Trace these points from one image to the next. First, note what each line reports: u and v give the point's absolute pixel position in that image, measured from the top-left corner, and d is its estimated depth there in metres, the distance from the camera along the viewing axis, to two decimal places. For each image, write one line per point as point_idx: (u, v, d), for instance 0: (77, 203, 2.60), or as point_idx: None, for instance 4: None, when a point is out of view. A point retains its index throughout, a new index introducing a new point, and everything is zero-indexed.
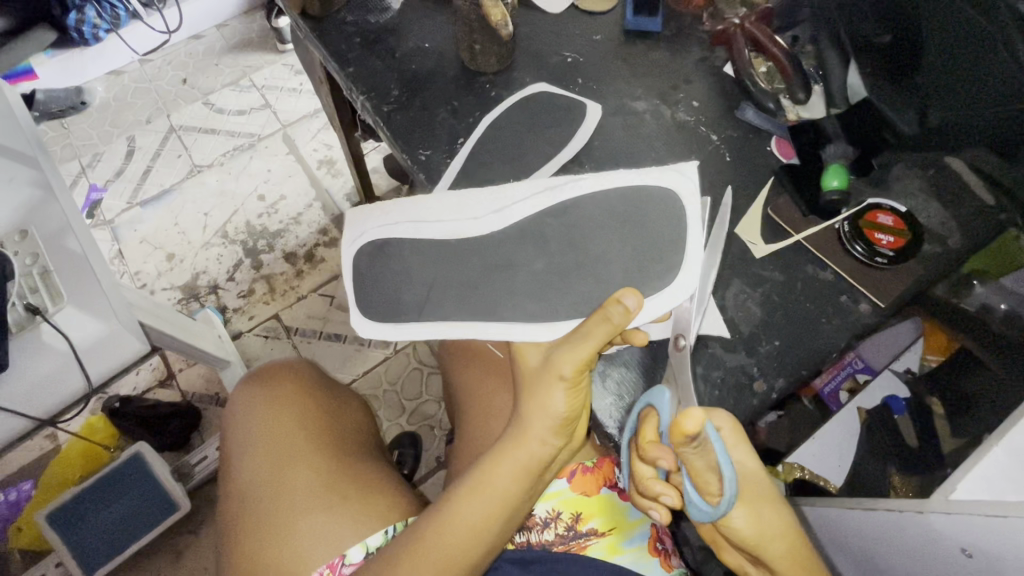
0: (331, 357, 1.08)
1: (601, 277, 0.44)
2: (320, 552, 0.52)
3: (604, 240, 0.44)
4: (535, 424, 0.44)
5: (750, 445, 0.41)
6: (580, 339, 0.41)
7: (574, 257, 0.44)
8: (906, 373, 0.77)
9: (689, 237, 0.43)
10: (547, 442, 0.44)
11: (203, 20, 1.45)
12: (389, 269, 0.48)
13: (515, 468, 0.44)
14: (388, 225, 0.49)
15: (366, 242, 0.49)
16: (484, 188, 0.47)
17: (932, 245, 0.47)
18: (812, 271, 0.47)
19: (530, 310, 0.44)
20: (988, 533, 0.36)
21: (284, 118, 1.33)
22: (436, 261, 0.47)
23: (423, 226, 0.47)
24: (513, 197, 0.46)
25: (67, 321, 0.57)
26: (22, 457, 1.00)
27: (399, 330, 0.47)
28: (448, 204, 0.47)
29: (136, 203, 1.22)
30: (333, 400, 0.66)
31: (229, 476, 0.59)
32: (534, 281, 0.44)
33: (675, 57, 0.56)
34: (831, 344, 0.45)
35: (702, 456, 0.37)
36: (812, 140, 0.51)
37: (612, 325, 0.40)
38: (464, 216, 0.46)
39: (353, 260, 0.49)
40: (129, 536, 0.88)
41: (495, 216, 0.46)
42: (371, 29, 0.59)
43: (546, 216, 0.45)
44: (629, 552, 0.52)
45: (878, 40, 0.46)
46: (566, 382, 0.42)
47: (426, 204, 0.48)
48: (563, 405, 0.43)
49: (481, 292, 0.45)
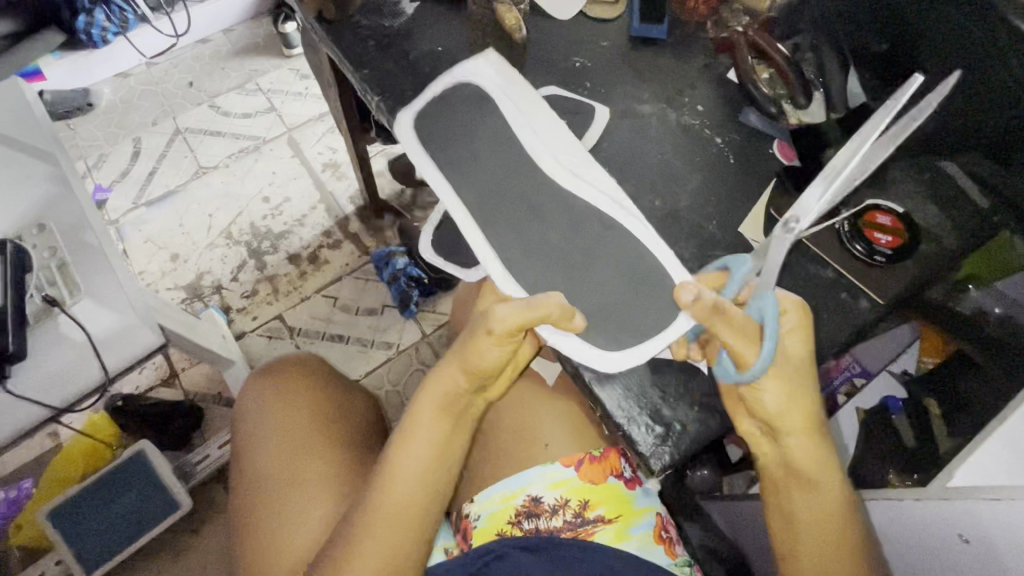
0: (335, 357, 1.09)
1: (607, 288, 0.47)
2: (331, 536, 0.54)
3: (625, 253, 0.48)
4: (453, 369, 0.48)
5: (807, 334, 0.43)
6: (525, 305, 0.44)
7: (576, 258, 0.48)
8: (903, 374, 0.77)
9: (679, 280, 0.47)
10: (459, 385, 0.49)
11: (210, 25, 1.47)
12: (462, 120, 0.54)
13: (436, 412, 0.49)
14: (501, 100, 0.55)
15: (476, 85, 0.55)
16: (582, 153, 0.52)
17: (929, 245, 0.49)
18: (813, 269, 0.49)
19: (505, 256, 0.49)
20: (988, 518, 0.37)
21: (290, 121, 1.34)
22: (472, 174, 0.52)
23: (523, 130, 0.53)
24: (588, 179, 0.51)
25: (85, 314, 0.57)
26: (25, 454, 1.00)
27: (429, 151, 0.53)
28: (551, 137, 0.53)
29: (141, 203, 1.23)
30: (340, 391, 0.67)
31: (239, 468, 0.60)
32: (532, 241, 0.50)
33: (680, 63, 0.58)
34: (832, 339, 0.46)
35: (737, 328, 0.42)
36: (813, 143, 0.52)
37: (555, 307, 0.44)
38: (550, 153, 0.52)
39: (447, 87, 0.56)
40: (132, 534, 0.88)
41: (569, 177, 0.51)
42: (384, 32, 0.61)
43: (592, 214, 0.50)
44: (636, 538, 0.53)
45: (877, 48, 0.52)
46: (491, 335, 0.45)
47: (545, 119, 0.54)
48: (489, 357, 0.46)
49: (492, 199, 0.51)
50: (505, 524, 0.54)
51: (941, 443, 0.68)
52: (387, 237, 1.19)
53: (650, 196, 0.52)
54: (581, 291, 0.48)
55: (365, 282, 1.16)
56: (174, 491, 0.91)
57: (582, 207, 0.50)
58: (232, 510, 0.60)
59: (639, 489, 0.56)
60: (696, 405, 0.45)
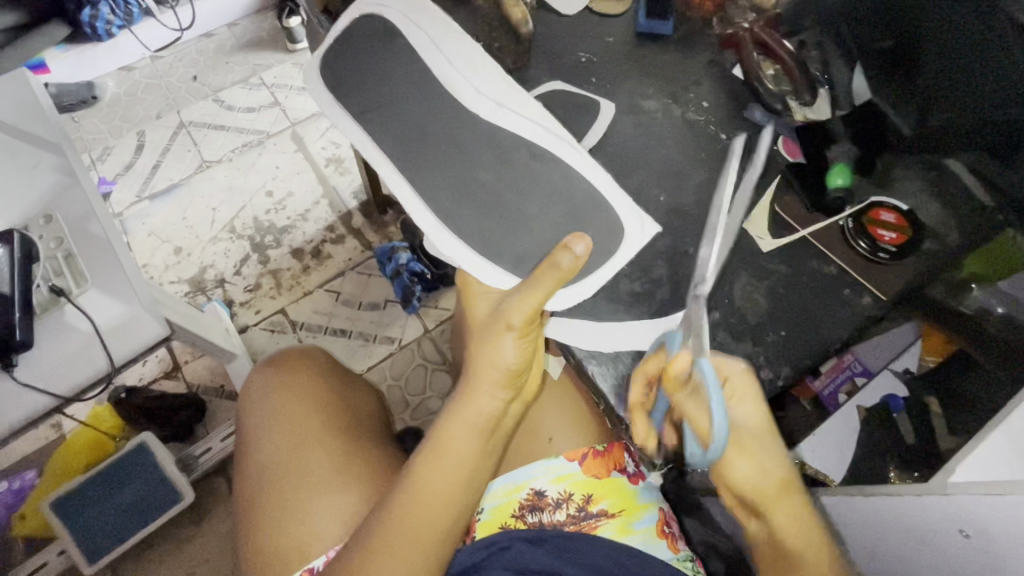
0: (338, 351, 1.09)
1: (546, 218, 0.47)
2: (336, 532, 0.54)
3: (548, 194, 0.47)
4: (484, 375, 0.46)
5: (757, 403, 0.43)
6: (531, 285, 0.42)
7: (510, 195, 0.47)
8: (905, 373, 0.77)
9: (624, 222, 0.48)
10: (497, 397, 0.47)
11: (215, 19, 1.47)
12: (374, 55, 0.53)
13: (464, 425, 0.47)
14: (410, 30, 0.54)
15: (380, 19, 0.54)
16: (504, 77, 0.52)
17: (932, 242, 0.49)
18: (816, 265, 0.49)
19: (442, 207, 0.48)
20: (987, 513, 0.37)
21: (293, 116, 1.34)
22: (393, 118, 0.51)
23: (450, 60, 0.52)
24: (512, 105, 0.50)
25: (90, 304, 0.56)
26: (28, 445, 1.01)
27: (352, 101, 0.53)
28: (466, 61, 0.52)
29: (145, 196, 1.24)
30: (344, 387, 0.67)
31: (243, 460, 0.61)
32: (466, 184, 0.48)
33: (685, 59, 0.58)
34: (834, 335, 0.46)
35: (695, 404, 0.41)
36: (818, 140, 0.52)
37: (561, 273, 0.41)
38: (474, 84, 0.51)
39: (353, 31, 0.55)
40: (134, 525, 0.89)
41: (490, 107, 0.50)
42: None
43: (521, 143, 0.49)
44: (639, 532, 0.54)
45: (880, 44, 0.50)
46: (516, 331, 0.44)
47: (457, 43, 0.53)
48: (511, 355, 0.45)
49: (422, 145, 0.50)
50: (509, 517, 0.54)
51: (939, 439, 0.69)
52: (390, 233, 1.20)
53: (655, 191, 0.52)
54: (519, 229, 0.47)
55: (368, 277, 1.16)
56: (177, 483, 0.91)
57: (509, 137, 0.49)
58: (236, 508, 0.60)
59: (642, 484, 0.56)
60: None
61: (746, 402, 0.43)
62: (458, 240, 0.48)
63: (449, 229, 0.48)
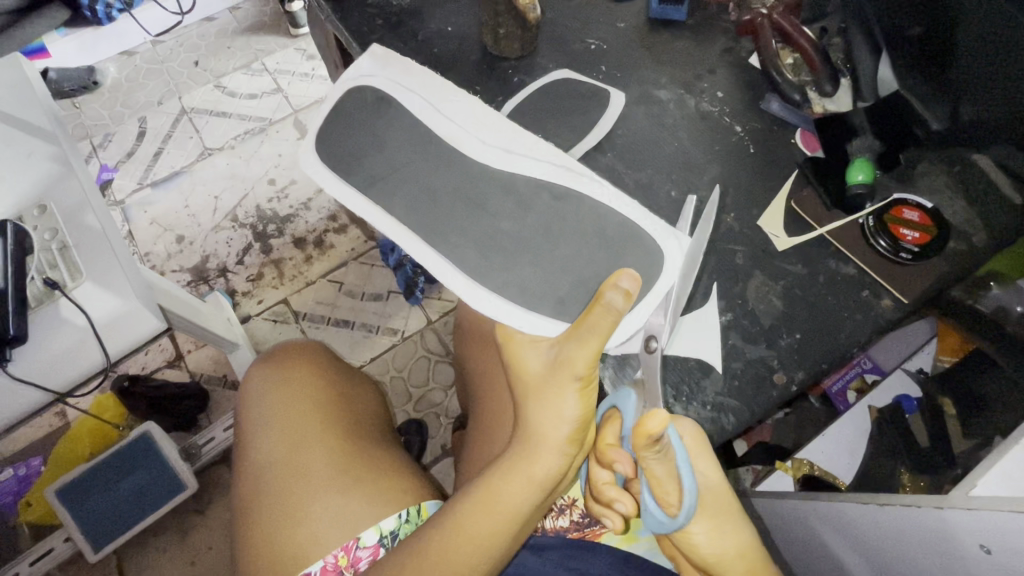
0: (341, 342, 1.08)
1: (577, 253, 0.42)
2: (335, 536, 0.53)
3: (577, 245, 0.42)
4: (547, 430, 0.42)
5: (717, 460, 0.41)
6: (586, 335, 0.39)
7: (540, 240, 0.43)
8: (918, 373, 0.76)
9: (663, 250, 0.42)
10: (563, 451, 0.42)
11: (215, 3, 1.44)
12: (363, 125, 0.48)
13: (523, 479, 0.43)
14: (404, 94, 0.49)
15: (367, 88, 0.49)
16: (507, 126, 0.47)
17: (957, 243, 0.47)
18: (835, 266, 0.47)
19: (469, 261, 0.43)
20: (1007, 531, 0.36)
21: (296, 103, 1.32)
22: (399, 187, 0.46)
23: (449, 107, 0.48)
24: (523, 149, 0.46)
25: (85, 297, 0.54)
26: (31, 433, 1.00)
27: (356, 165, 0.47)
28: (471, 115, 0.48)
29: (147, 184, 1.22)
30: (350, 390, 0.66)
31: (249, 472, 0.58)
32: (488, 235, 0.44)
33: (700, 46, 0.56)
34: (852, 339, 0.44)
35: (665, 465, 0.37)
36: (838, 133, 0.50)
37: (615, 315, 0.38)
38: (477, 134, 0.47)
39: (346, 92, 0.50)
40: (140, 513, 0.89)
41: (501, 157, 0.45)
42: (393, 12, 0.59)
43: (540, 186, 0.44)
44: (644, 540, 0.53)
45: (910, 32, 0.46)
46: (580, 382, 0.41)
47: (457, 100, 0.48)
48: (576, 409, 0.41)
49: (435, 197, 0.45)
50: None
51: (955, 446, 0.67)
52: None
53: (667, 186, 0.50)
54: (553, 273, 0.42)
55: (371, 267, 1.14)
56: (179, 473, 0.91)
57: (527, 179, 0.45)
58: (236, 506, 0.59)
59: None
60: (709, 405, 0.43)
61: (706, 464, 0.41)
62: (493, 294, 0.43)
63: (481, 283, 0.43)
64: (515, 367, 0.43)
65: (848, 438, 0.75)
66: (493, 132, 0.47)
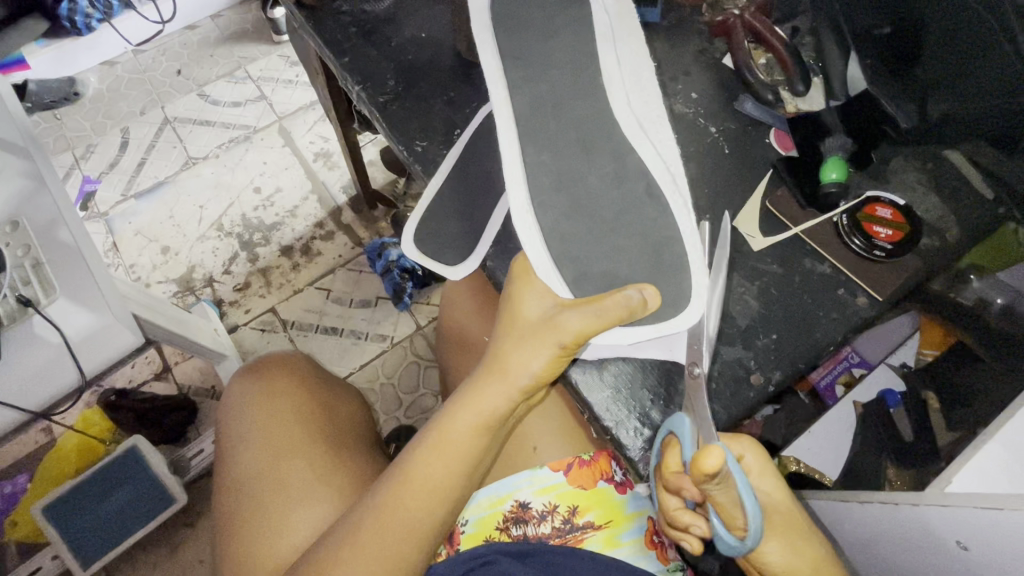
0: (328, 350, 1.08)
1: (571, 249, 0.44)
2: (309, 523, 0.53)
3: (588, 245, 0.44)
4: (511, 377, 0.45)
5: (777, 476, 0.43)
6: (595, 308, 0.41)
7: (577, 220, 0.44)
8: (901, 368, 0.76)
9: (693, 284, 0.43)
10: (513, 399, 0.45)
11: (197, 11, 1.43)
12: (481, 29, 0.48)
13: (476, 424, 0.45)
14: (598, 12, 0.49)
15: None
16: (659, 106, 0.47)
17: (931, 239, 0.47)
18: (810, 265, 0.47)
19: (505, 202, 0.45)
20: (981, 528, 0.36)
21: (280, 110, 1.31)
22: (526, 86, 0.47)
23: (607, 51, 0.48)
24: (654, 135, 0.46)
25: (61, 315, 0.57)
26: (18, 450, 0.99)
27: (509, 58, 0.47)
28: (635, 75, 0.48)
29: (131, 195, 1.21)
30: (331, 389, 0.68)
31: (228, 440, 0.61)
32: (572, 177, 0.45)
33: (674, 47, 0.56)
34: (828, 337, 0.45)
35: (725, 491, 0.37)
36: (810, 133, 0.50)
37: (627, 310, 0.41)
38: (627, 95, 0.47)
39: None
40: (123, 531, 0.87)
41: (634, 128, 0.46)
42: (367, 18, 0.58)
43: (641, 175, 0.45)
44: (627, 544, 0.53)
45: (880, 30, 0.46)
46: (562, 348, 0.43)
47: (637, 49, 0.48)
48: (543, 364, 0.43)
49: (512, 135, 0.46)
50: (493, 530, 0.53)
51: (939, 436, 0.67)
52: (380, 229, 1.18)
53: None
54: (596, 248, 0.44)
55: (358, 274, 1.14)
56: (166, 488, 0.89)
57: (637, 161, 0.46)
58: (216, 490, 0.60)
59: (629, 493, 0.55)
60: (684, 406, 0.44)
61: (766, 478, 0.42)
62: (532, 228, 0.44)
63: (536, 213, 0.45)
64: (514, 309, 0.45)
65: (834, 435, 0.75)
66: (638, 99, 0.47)
